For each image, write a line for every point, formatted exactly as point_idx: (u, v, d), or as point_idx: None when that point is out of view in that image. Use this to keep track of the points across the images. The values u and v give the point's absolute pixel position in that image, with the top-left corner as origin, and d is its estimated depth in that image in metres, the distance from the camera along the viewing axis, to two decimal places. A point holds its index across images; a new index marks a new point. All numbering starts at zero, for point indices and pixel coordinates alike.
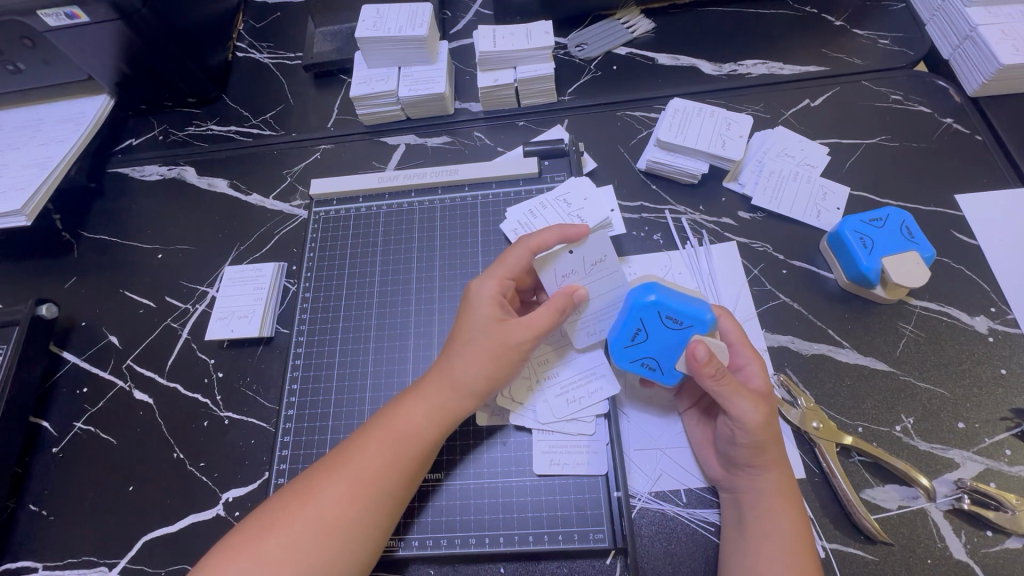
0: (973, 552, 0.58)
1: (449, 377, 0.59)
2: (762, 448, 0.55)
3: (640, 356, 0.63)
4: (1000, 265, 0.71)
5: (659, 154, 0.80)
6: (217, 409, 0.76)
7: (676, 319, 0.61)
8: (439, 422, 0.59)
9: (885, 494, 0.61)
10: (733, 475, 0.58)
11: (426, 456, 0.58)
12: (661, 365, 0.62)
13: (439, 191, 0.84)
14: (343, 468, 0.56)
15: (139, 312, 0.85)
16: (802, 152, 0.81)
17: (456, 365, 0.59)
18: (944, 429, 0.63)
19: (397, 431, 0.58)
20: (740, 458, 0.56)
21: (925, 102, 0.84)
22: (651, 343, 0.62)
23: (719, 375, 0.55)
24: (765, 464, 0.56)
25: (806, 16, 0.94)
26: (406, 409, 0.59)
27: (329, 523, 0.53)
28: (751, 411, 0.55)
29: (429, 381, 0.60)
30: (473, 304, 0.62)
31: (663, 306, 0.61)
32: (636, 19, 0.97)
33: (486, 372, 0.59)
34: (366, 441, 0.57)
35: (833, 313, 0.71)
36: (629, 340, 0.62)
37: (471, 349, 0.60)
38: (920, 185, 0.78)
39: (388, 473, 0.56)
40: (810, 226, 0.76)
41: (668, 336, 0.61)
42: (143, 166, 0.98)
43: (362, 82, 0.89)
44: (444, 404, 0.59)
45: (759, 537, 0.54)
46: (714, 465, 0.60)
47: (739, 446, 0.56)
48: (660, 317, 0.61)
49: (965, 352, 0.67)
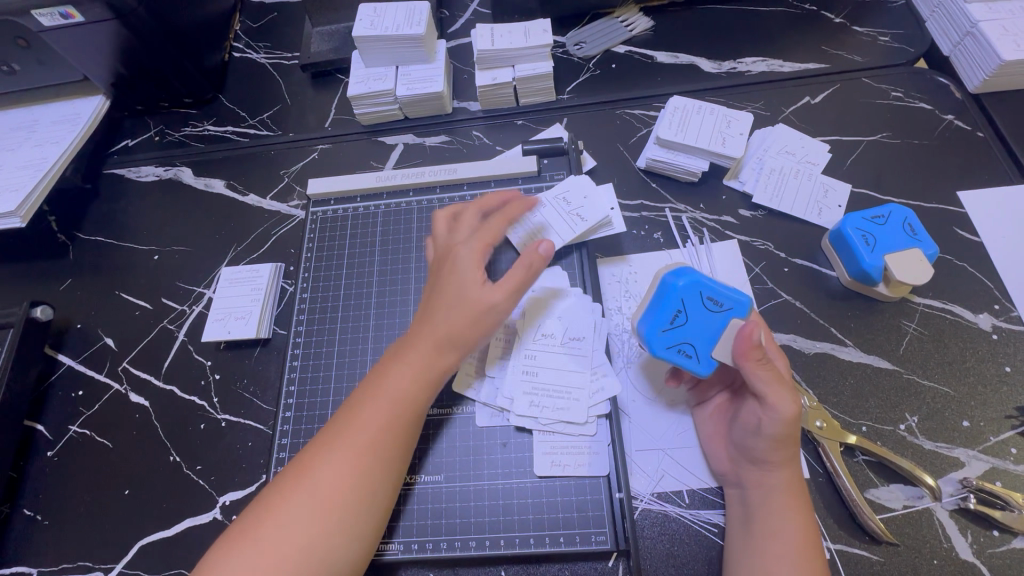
0: (979, 552, 0.57)
1: (432, 337, 0.59)
2: (785, 443, 0.55)
3: (677, 342, 0.60)
4: (1003, 262, 0.71)
5: (659, 152, 0.80)
6: (213, 411, 0.75)
7: (716, 301, 0.60)
8: (425, 382, 0.59)
9: (890, 494, 0.60)
10: (743, 471, 0.58)
11: (417, 417, 0.58)
12: (697, 352, 0.60)
13: (437, 191, 0.83)
14: (337, 439, 0.55)
15: (135, 314, 0.84)
16: (802, 149, 0.81)
17: (438, 324, 0.59)
18: (949, 427, 0.63)
19: (385, 394, 0.57)
20: (760, 452, 0.56)
21: (926, 99, 0.84)
22: (690, 326, 0.60)
23: (764, 363, 0.55)
24: (782, 461, 0.55)
25: (805, 13, 0.94)
26: (390, 373, 0.59)
27: (328, 498, 0.52)
28: (789, 403, 0.54)
29: (414, 343, 0.60)
30: (450, 265, 0.62)
31: (702, 288, 0.60)
32: (635, 17, 0.97)
33: (462, 331, 0.59)
34: (357, 411, 0.57)
35: (836, 312, 0.70)
36: (667, 322, 0.61)
37: (450, 309, 0.60)
38: (922, 182, 0.77)
39: (382, 438, 0.56)
40: (812, 224, 0.76)
41: (707, 320, 0.60)
42: (139, 167, 0.98)
43: (360, 81, 0.89)
44: (429, 364, 0.59)
45: (767, 537, 0.53)
46: (724, 461, 0.60)
47: (762, 438, 0.55)
48: (700, 298, 0.60)
49: (969, 349, 0.66)
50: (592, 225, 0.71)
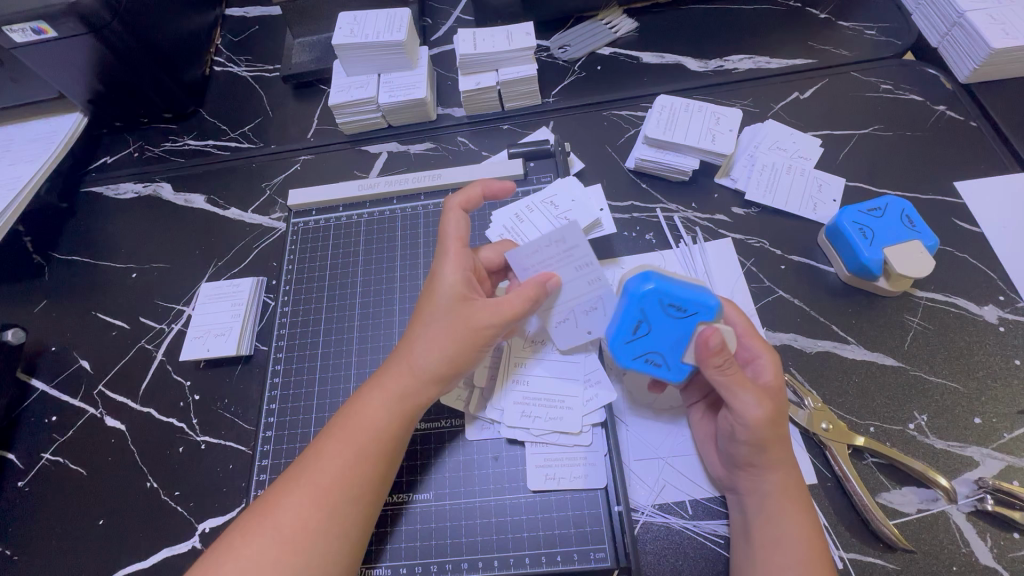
0: (1000, 557, 0.54)
1: (410, 367, 0.56)
2: (766, 446, 0.52)
3: (643, 351, 0.58)
4: (1006, 252, 0.69)
5: (648, 152, 0.78)
6: (193, 434, 0.71)
7: (680, 307, 0.56)
8: (401, 409, 0.56)
9: (903, 497, 0.57)
10: (735, 476, 0.55)
11: (391, 453, 0.55)
12: (666, 359, 0.57)
13: (421, 197, 0.81)
14: (304, 472, 0.53)
15: (112, 334, 0.81)
16: (794, 144, 0.79)
17: (417, 351, 0.56)
18: (960, 425, 0.60)
19: (358, 428, 0.55)
20: (742, 457, 0.53)
21: (917, 91, 0.82)
22: (655, 336, 0.57)
23: (725, 366, 0.51)
24: (769, 464, 0.52)
25: (790, 10, 0.93)
26: (366, 400, 0.56)
27: (291, 537, 0.50)
28: (754, 406, 0.51)
29: (390, 373, 0.57)
30: (438, 289, 0.58)
31: (664, 296, 0.56)
32: (619, 19, 0.96)
33: (448, 351, 0.56)
34: (325, 445, 0.54)
35: (836, 309, 0.68)
36: (630, 335, 0.57)
37: (432, 334, 0.56)
38: (917, 174, 0.76)
39: (351, 474, 0.53)
40: (807, 219, 0.74)
41: (671, 326, 0.56)
42: (118, 184, 0.95)
43: (342, 90, 0.87)
44: (405, 396, 0.56)
45: (769, 548, 0.50)
46: (718, 466, 0.57)
47: (739, 443, 0.53)
48: (662, 306, 0.56)
49: (976, 343, 0.64)
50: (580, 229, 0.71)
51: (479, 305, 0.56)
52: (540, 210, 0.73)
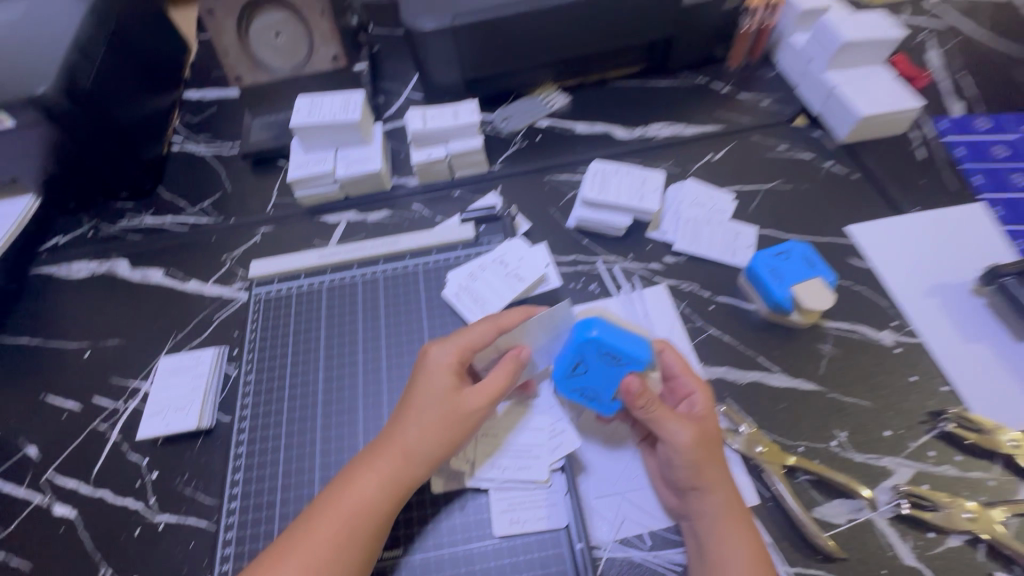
0: (921, 556, 0.60)
1: (405, 451, 0.58)
2: (700, 470, 0.58)
3: (579, 386, 0.65)
4: (894, 283, 0.80)
5: (586, 211, 0.87)
6: (151, 514, 0.70)
7: (615, 355, 0.62)
8: (394, 494, 0.58)
9: (834, 509, 0.63)
10: (685, 501, 0.60)
11: (380, 535, 0.57)
12: (598, 395, 0.65)
13: (380, 262, 0.86)
14: (288, 555, 0.53)
15: (62, 417, 0.79)
16: (711, 199, 0.90)
17: (412, 437, 0.59)
18: (873, 438, 0.68)
19: (348, 510, 0.56)
20: (683, 481, 0.59)
21: (807, 150, 0.97)
22: (591, 375, 0.63)
23: (650, 406, 0.59)
24: (708, 485, 0.58)
25: (698, 85, 1.08)
26: (358, 483, 0.57)
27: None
28: (682, 434, 0.58)
29: (380, 456, 0.59)
30: (435, 373, 0.61)
31: (604, 345, 0.61)
32: (553, 94, 1.08)
33: (442, 440, 0.59)
34: (315, 525, 0.55)
35: (760, 342, 0.76)
36: (571, 370, 0.64)
37: (427, 418, 0.59)
38: (815, 220, 0.88)
39: (341, 557, 0.54)
40: (728, 264, 0.84)
41: (607, 371, 0.63)
42: (71, 264, 0.95)
43: (300, 166, 0.93)
44: (399, 478, 0.58)
45: (717, 561, 0.55)
46: (669, 495, 0.62)
47: (678, 468, 0.59)
48: (600, 354, 0.62)
49: (878, 364, 0.73)
50: (530, 284, 0.78)
51: (474, 396, 0.60)
52: (491, 268, 0.80)
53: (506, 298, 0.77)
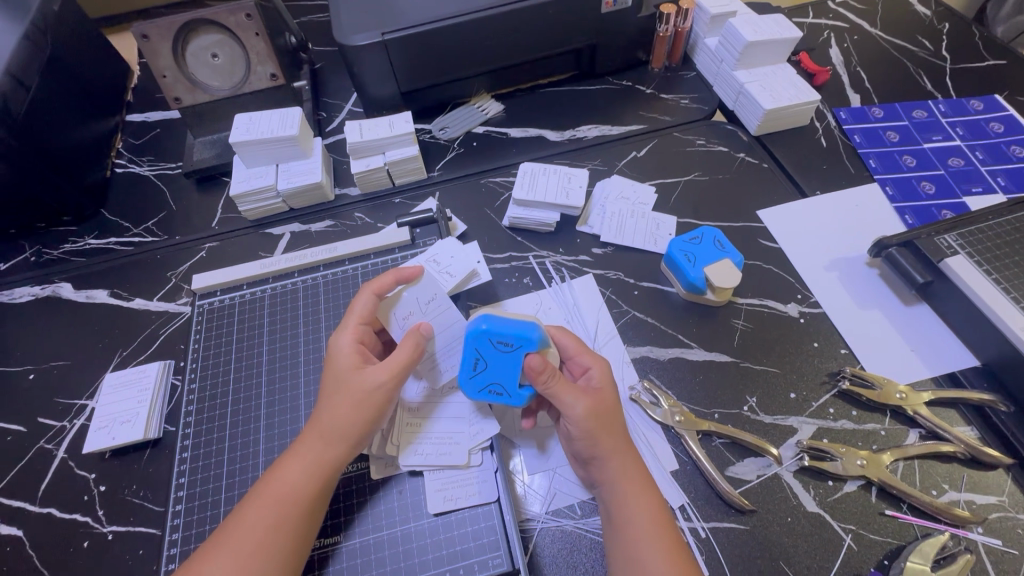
0: (822, 502, 0.66)
1: (324, 431, 0.62)
2: (596, 438, 0.62)
3: (485, 384, 0.67)
4: (798, 260, 0.87)
5: (517, 210, 0.92)
6: (99, 525, 0.71)
7: (505, 343, 0.64)
8: (317, 473, 0.61)
9: (745, 467, 0.69)
10: (590, 471, 0.65)
11: (309, 515, 0.60)
12: (506, 389, 0.66)
13: (322, 269, 0.89)
14: (221, 542, 0.57)
15: (7, 440, 0.79)
16: (634, 193, 0.96)
17: (329, 417, 0.63)
18: (781, 401, 0.74)
19: (276, 494, 0.59)
20: (585, 451, 0.63)
21: (722, 143, 1.04)
22: (491, 369, 0.66)
23: (550, 380, 0.62)
24: (606, 453, 0.62)
25: (624, 88, 1.15)
26: (283, 470, 0.61)
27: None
28: (577, 405, 0.62)
29: (303, 441, 0.63)
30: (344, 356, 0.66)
31: (493, 335, 0.64)
32: (488, 103, 1.14)
33: (354, 415, 0.62)
34: (244, 513, 0.59)
35: (680, 321, 0.82)
36: (472, 370, 0.66)
37: (338, 398, 0.63)
38: (731, 207, 0.95)
39: (273, 540, 0.57)
40: (651, 251, 0.90)
41: (503, 360, 0.65)
42: (13, 290, 0.96)
43: (241, 181, 0.96)
44: (319, 458, 0.62)
45: (620, 524, 0.60)
46: (579, 468, 0.67)
47: (577, 439, 0.63)
48: (490, 344, 0.65)
49: (786, 334, 0.80)
50: (461, 280, 0.81)
51: (377, 370, 0.64)
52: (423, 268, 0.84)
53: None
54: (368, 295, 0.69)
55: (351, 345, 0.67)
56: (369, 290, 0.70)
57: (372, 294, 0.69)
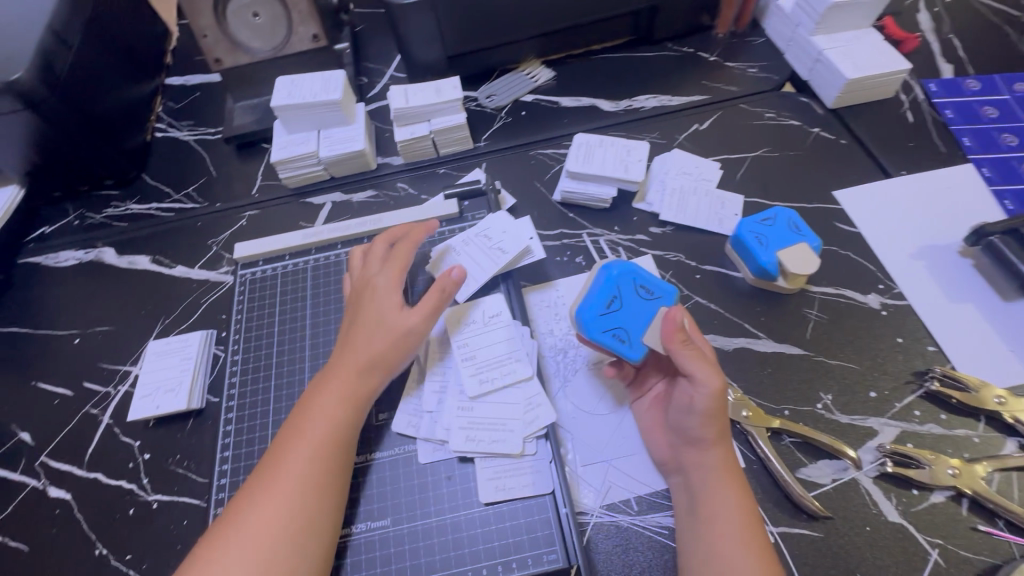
0: (905, 513, 0.61)
1: (350, 363, 0.65)
2: (714, 418, 0.58)
3: (612, 326, 0.65)
4: (880, 246, 0.79)
5: (571, 184, 0.86)
6: (144, 493, 0.71)
7: (648, 290, 0.67)
8: (347, 405, 0.63)
9: (818, 470, 0.63)
10: (681, 456, 0.61)
11: (343, 448, 0.61)
12: (629, 336, 0.65)
13: (365, 241, 0.86)
14: (262, 476, 0.58)
15: (54, 403, 0.80)
16: (697, 169, 0.89)
17: (357, 351, 0.65)
18: (859, 400, 0.68)
19: (308, 425, 0.61)
20: (694, 432, 0.59)
21: (794, 117, 0.95)
22: (624, 312, 0.66)
23: (688, 342, 0.60)
24: (713, 439, 0.59)
25: (685, 55, 1.06)
26: (314, 404, 0.63)
27: (256, 538, 0.54)
28: (715, 378, 0.58)
29: (332, 376, 0.64)
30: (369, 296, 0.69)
31: (638, 280, 0.67)
32: (538, 69, 1.07)
33: (386, 350, 0.65)
34: (280, 448, 0.60)
35: (747, 309, 0.76)
36: (606, 307, 0.66)
37: (369, 335, 0.66)
38: (804, 187, 0.87)
39: (310, 472, 0.58)
40: (715, 233, 0.83)
41: (639, 306, 0.66)
42: (57, 253, 0.95)
43: (283, 147, 0.92)
44: (349, 392, 0.63)
45: (710, 517, 0.56)
46: (663, 449, 0.63)
47: (695, 414, 0.59)
48: (633, 287, 0.67)
49: (866, 328, 0.73)
50: (512, 257, 0.77)
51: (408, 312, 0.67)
52: (473, 243, 0.79)
53: (488, 270, 0.76)
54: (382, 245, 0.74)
55: (372, 287, 0.69)
56: (383, 240, 0.75)
57: (386, 243, 0.75)
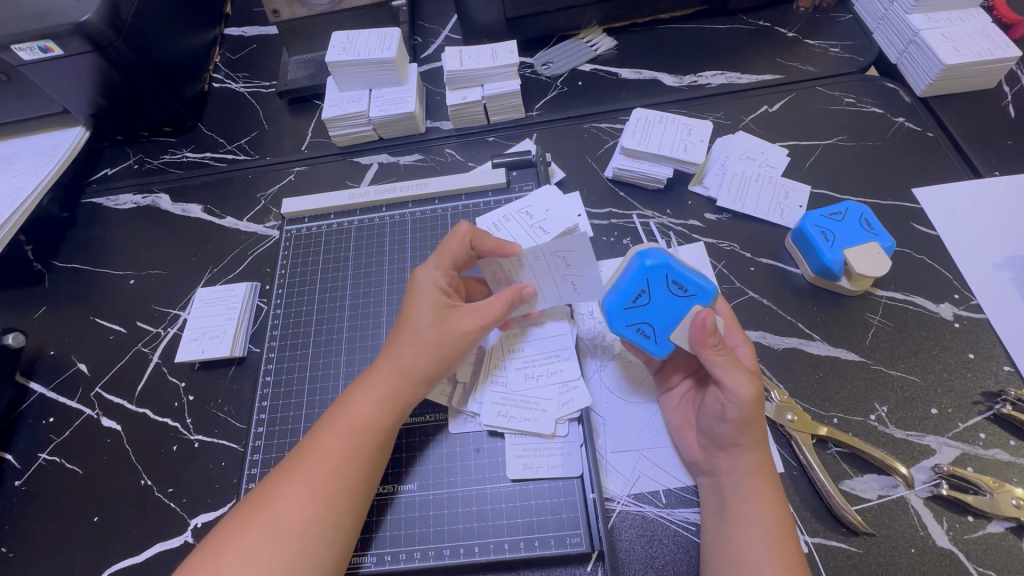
0: (956, 539, 0.57)
1: (395, 367, 0.61)
2: (749, 426, 0.55)
3: (636, 321, 0.63)
4: (959, 252, 0.73)
5: (625, 161, 0.82)
6: (187, 433, 0.74)
7: (681, 286, 0.61)
8: (390, 408, 0.60)
9: (864, 484, 0.60)
10: (712, 458, 0.58)
11: (382, 448, 0.59)
12: (655, 332, 0.62)
13: (410, 205, 0.85)
14: (299, 466, 0.56)
15: (109, 338, 0.84)
16: (761, 153, 0.83)
17: (405, 356, 0.61)
18: (918, 415, 0.63)
19: (349, 425, 0.58)
20: (725, 437, 0.56)
21: (877, 104, 0.87)
22: (652, 307, 0.62)
23: (720, 346, 0.56)
24: (748, 444, 0.56)
25: (760, 30, 0.98)
26: (357, 400, 0.60)
27: (289, 529, 0.52)
28: (747, 385, 0.54)
29: (376, 374, 0.61)
30: (417, 295, 0.63)
31: (671, 273, 0.61)
32: (599, 37, 1.01)
33: (434, 361, 0.60)
34: (320, 438, 0.58)
35: (802, 307, 0.71)
36: (632, 301, 0.62)
37: (418, 339, 0.61)
38: (879, 181, 0.80)
39: (347, 470, 0.56)
40: (775, 224, 0.78)
41: (670, 303, 0.62)
42: (117, 196, 0.99)
43: (334, 104, 0.91)
44: (393, 394, 0.60)
45: (740, 523, 0.53)
46: (694, 450, 0.60)
47: (728, 422, 0.55)
48: (668, 282, 0.61)
49: (932, 338, 0.68)
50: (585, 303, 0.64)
51: (467, 316, 0.62)
52: (546, 261, 0.63)
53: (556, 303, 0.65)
54: (463, 241, 0.65)
55: (421, 287, 0.64)
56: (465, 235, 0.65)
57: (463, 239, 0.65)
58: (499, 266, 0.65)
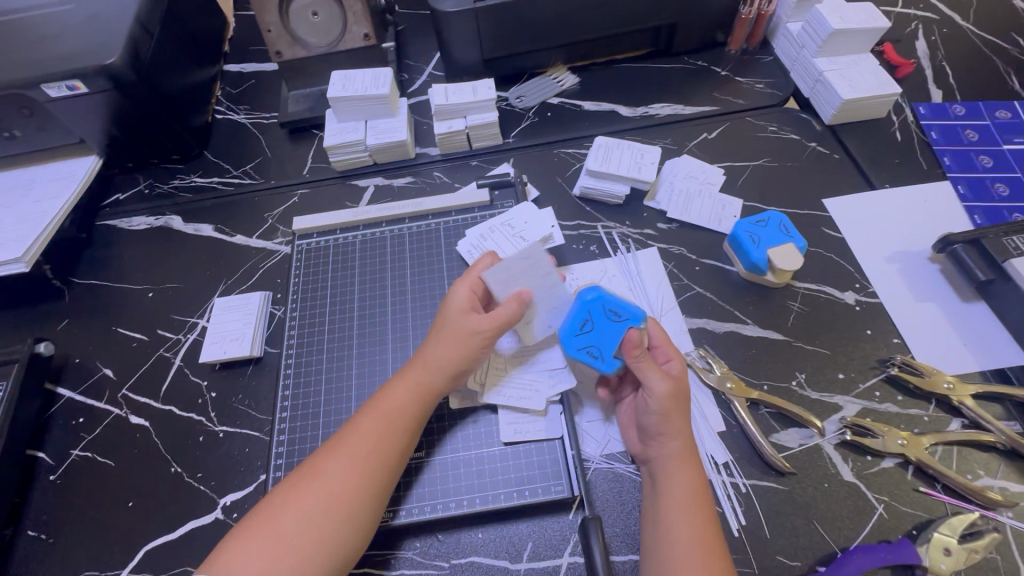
0: (859, 474, 0.72)
1: (422, 363, 0.72)
2: (670, 415, 0.67)
3: (584, 345, 0.74)
4: (860, 250, 0.90)
5: (590, 181, 0.97)
6: (212, 425, 0.83)
7: (616, 312, 0.73)
8: (418, 396, 0.71)
9: (788, 436, 0.75)
10: (645, 448, 0.69)
11: (412, 431, 0.70)
12: (601, 353, 0.73)
13: (406, 220, 0.97)
14: (341, 445, 0.67)
15: (132, 345, 0.92)
16: (702, 173, 1.00)
17: (432, 353, 0.72)
18: (829, 380, 0.79)
19: (385, 411, 0.69)
20: (652, 426, 0.68)
21: (794, 131, 1.05)
22: (596, 333, 0.73)
23: (641, 355, 0.70)
24: (671, 431, 0.67)
25: (699, 68, 1.16)
26: (393, 390, 0.71)
27: (331, 495, 0.63)
28: (660, 382, 0.68)
29: (410, 370, 0.73)
30: (445, 306, 0.76)
31: (606, 303, 0.74)
32: (564, 75, 1.17)
33: (455, 355, 0.72)
34: (358, 422, 0.69)
35: (738, 298, 0.87)
36: (579, 329, 0.74)
37: (444, 338, 0.73)
38: (796, 194, 0.97)
39: (380, 448, 0.67)
40: (715, 231, 0.94)
41: (609, 329, 0.73)
42: (131, 217, 1.07)
43: (335, 134, 1.03)
44: (422, 385, 0.71)
45: (666, 492, 0.65)
46: (636, 444, 0.71)
47: (651, 414, 0.68)
48: (603, 310, 0.74)
49: (839, 319, 0.84)
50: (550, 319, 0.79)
51: (482, 319, 0.73)
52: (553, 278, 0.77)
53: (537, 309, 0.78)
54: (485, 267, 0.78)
55: (449, 298, 0.76)
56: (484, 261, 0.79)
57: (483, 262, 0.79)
58: (512, 276, 0.76)
